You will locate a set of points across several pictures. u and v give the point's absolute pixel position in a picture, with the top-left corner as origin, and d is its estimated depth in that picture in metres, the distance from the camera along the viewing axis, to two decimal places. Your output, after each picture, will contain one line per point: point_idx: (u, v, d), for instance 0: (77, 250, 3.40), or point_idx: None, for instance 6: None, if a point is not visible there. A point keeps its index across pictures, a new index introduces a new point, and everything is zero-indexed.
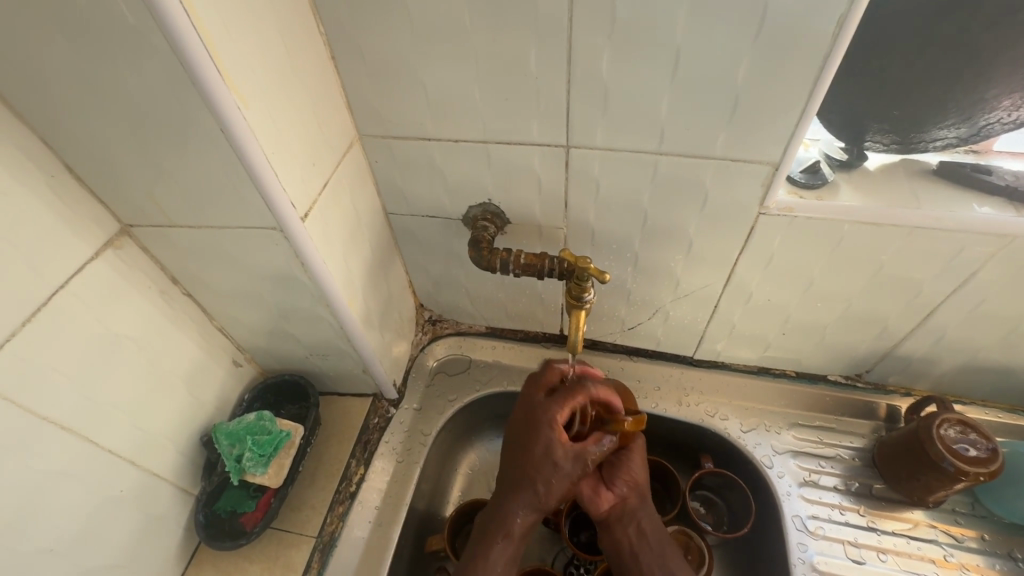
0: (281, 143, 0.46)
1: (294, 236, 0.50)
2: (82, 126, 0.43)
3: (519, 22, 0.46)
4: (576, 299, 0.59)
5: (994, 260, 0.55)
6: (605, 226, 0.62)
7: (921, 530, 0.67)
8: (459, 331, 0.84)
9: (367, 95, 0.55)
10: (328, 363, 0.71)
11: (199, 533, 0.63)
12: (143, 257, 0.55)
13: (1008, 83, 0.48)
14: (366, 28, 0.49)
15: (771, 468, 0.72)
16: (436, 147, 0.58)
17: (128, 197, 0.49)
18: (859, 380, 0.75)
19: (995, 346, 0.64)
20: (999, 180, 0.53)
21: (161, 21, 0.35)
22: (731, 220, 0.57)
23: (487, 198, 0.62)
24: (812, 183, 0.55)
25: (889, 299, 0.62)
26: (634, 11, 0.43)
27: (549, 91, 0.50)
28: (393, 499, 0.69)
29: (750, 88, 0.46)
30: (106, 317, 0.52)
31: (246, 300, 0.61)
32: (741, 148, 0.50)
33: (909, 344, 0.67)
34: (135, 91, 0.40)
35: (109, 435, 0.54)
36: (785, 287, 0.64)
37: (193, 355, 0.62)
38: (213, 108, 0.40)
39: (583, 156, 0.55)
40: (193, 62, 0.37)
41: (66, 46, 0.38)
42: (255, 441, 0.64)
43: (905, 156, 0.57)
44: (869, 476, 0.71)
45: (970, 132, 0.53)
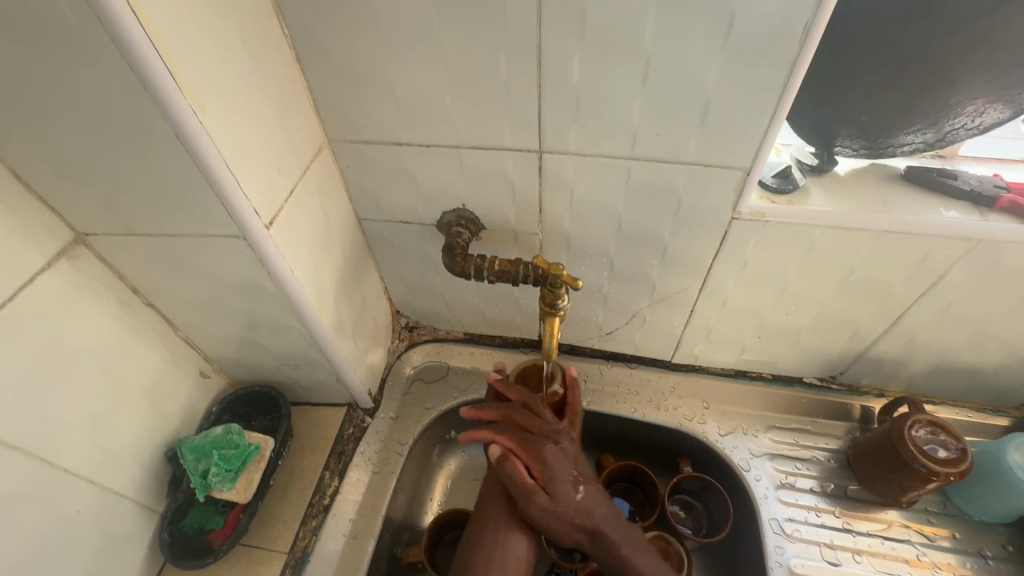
0: (242, 148, 0.45)
1: (259, 244, 0.49)
2: (29, 132, 0.41)
3: (489, 25, 0.45)
4: (550, 305, 0.59)
5: (961, 263, 0.55)
6: (580, 232, 0.62)
7: (894, 530, 0.68)
8: (436, 338, 0.83)
9: (335, 99, 0.53)
10: (300, 373, 0.69)
11: (164, 552, 0.60)
12: (100, 267, 0.53)
13: (971, 90, 0.49)
14: (332, 30, 0.48)
15: (748, 471, 0.72)
16: (408, 152, 0.57)
17: (80, 204, 0.47)
18: (833, 382, 0.76)
19: (963, 347, 0.65)
20: (963, 184, 0.54)
21: (107, 22, 0.34)
22: (705, 225, 0.57)
23: (461, 204, 0.61)
24: (784, 188, 0.55)
25: (861, 302, 0.62)
26: (604, 16, 0.42)
27: (521, 96, 0.49)
28: (368, 511, 0.67)
29: (720, 94, 0.46)
30: (61, 330, 0.50)
31: (212, 310, 0.59)
32: (715, 153, 0.50)
33: (880, 347, 0.68)
34: (85, 97, 0.38)
35: (65, 453, 0.52)
36: (759, 291, 0.64)
37: (157, 367, 0.60)
38: (167, 112, 0.38)
39: (556, 161, 0.54)
40: (143, 64, 0.36)
41: (9, 48, 0.36)
42: (221, 455, 0.61)
43: (873, 161, 0.58)
44: (844, 477, 0.72)
45: (936, 137, 0.54)
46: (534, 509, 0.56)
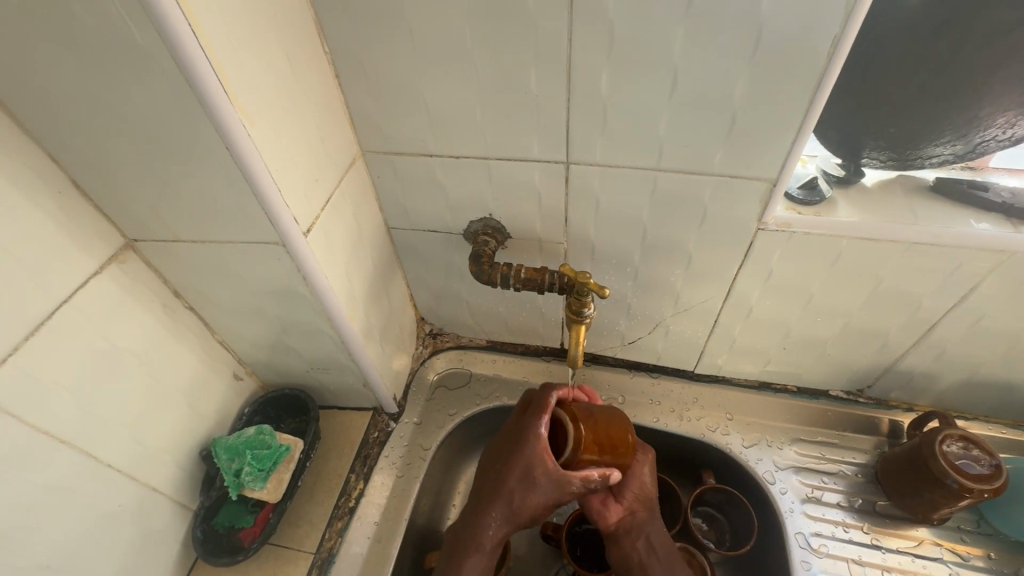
0: (284, 159, 0.47)
1: (296, 251, 0.51)
2: (91, 143, 0.44)
3: (520, 39, 0.46)
4: (576, 313, 0.59)
5: (994, 275, 0.55)
6: (604, 241, 0.62)
7: (925, 548, 0.66)
8: (459, 345, 0.85)
9: (371, 113, 0.56)
10: (328, 378, 0.71)
11: (197, 549, 0.61)
12: (146, 271, 0.55)
13: (1002, 103, 0.49)
14: (369, 43, 0.50)
15: (773, 484, 0.71)
16: (438, 163, 0.59)
17: (131, 211, 0.49)
18: (860, 396, 0.75)
19: (996, 361, 0.64)
20: (995, 196, 0.54)
21: (168, 41, 0.36)
22: (730, 236, 0.58)
23: (487, 213, 0.63)
24: (811, 200, 0.56)
25: (889, 314, 0.62)
26: (634, 31, 0.44)
27: (550, 108, 0.51)
28: (392, 516, 0.68)
29: (748, 105, 0.47)
30: (109, 331, 0.52)
31: (249, 314, 0.61)
32: (741, 164, 0.51)
33: (910, 359, 0.67)
34: (143, 111, 0.41)
35: (110, 450, 0.53)
36: (785, 302, 0.64)
37: (194, 369, 0.62)
38: (218, 124, 0.40)
39: (582, 172, 0.56)
40: (199, 79, 0.38)
41: (77, 65, 0.39)
42: (255, 455, 0.63)
43: (901, 173, 0.58)
44: (873, 493, 0.70)
45: (966, 149, 0.54)
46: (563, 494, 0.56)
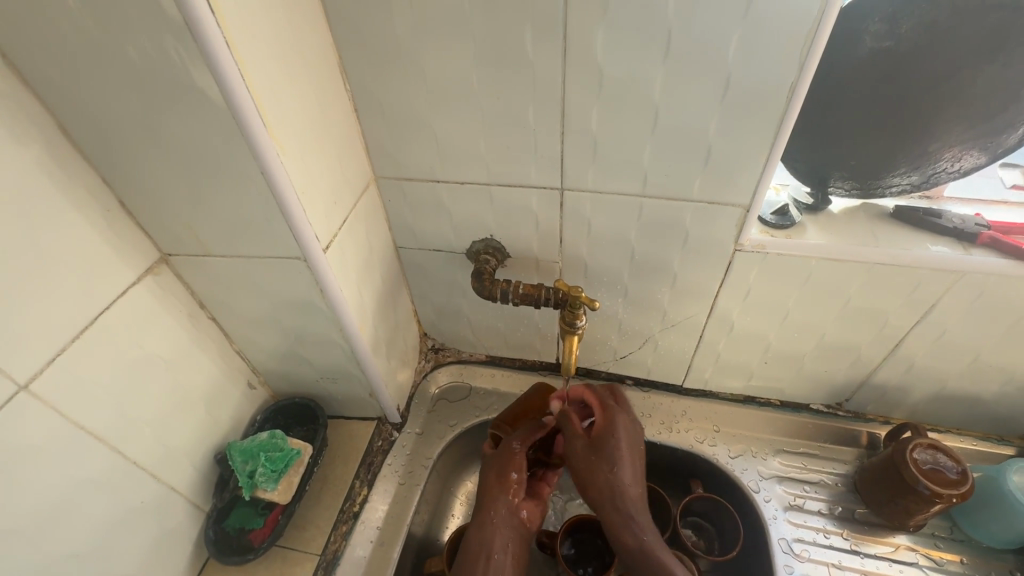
0: (309, 183, 0.52)
1: (317, 266, 0.56)
2: (140, 167, 0.49)
3: (520, 81, 0.53)
4: (569, 325, 0.64)
5: (950, 293, 0.60)
6: (595, 260, 0.68)
7: (901, 553, 0.70)
8: (460, 359, 0.90)
9: (385, 143, 0.62)
10: (337, 387, 0.75)
11: (209, 549, 0.65)
12: (177, 283, 0.60)
13: (947, 139, 0.55)
14: (387, 82, 0.56)
15: (758, 493, 0.75)
16: (444, 188, 0.65)
17: (168, 227, 0.55)
18: (839, 409, 0.80)
19: (961, 374, 0.69)
20: (948, 222, 0.59)
21: (219, 83, 0.42)
22: (711, 256, 0.63)
23: (489, 234, 0.69)
24: (783, 224, 0.61)
25: (860, 330, 0.67)
26: (619, 76, 0.50)
27: (547, 140, 0.57)
28: (394, 521, 0.71)
29: (721, 139, 0.53)
30: (142, 337, 0.56)
31: (267, 325, 0.65)
32: (717, 191, 0.57)
33: (882, 373, 0.72)
34: (189, 141, 0.47)
35: (137, 448, 0.57)
36: (763, 318, 0.69)
37: (213, 376, 0.66)
38: (256, 153, 0.46)
39: (575, 197, 0.61)
40: (244, 115, 0.44)
41: (136, 100, 0.44)
42: (267, 457, 0.66)
43: (865, 201, 0.64)
44: (852, 501, 0.74)
45: (920, 179, 0.60)
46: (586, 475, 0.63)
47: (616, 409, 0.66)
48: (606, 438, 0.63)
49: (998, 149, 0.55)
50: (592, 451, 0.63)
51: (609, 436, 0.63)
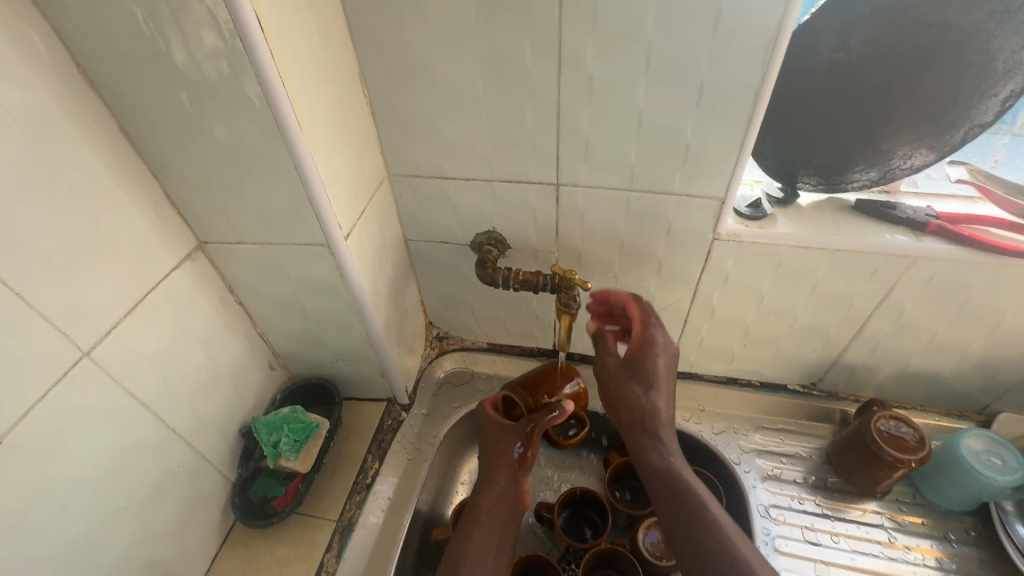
0: (333, 177, 0.59)
1: (338, 251, 0.62)
2: (185, 163, 0.56)
3: (520, 87, 0.60)
4: (565, 305, 0.71)
5: (906, 276, 0.67)
6: (588, 250, 0.75)
7: (868, 516, 0.76)
8: (463, 347, 0.96)
9: (398, 143, 0.69)
10: (351, 369, 0.81)
11: (236, 513, 0.71)
12: (210, 268, 0.66)
13: (898, 139, 0.62)
14: (402, 89, 0.63)
15: (738, 465, 0.81)
16: (451, 184, 0.71)
17: (206, 217, 0.61)
18: (814, 388, 0.86)
19: (921, 353, 0.76)
20: (902, 213, 0.66)
21: (263, 88, 0.48)
22: (693, 244, 0.70)
23: (491, 226, 0.75)
24: (755, 216, 0.68)
25: (828, 312, 0.74)
26: (607, 84, 0.57)
27: (544, 139, 0.64)
28: (404, 491, 0.78)
29: (698, 139, 0.60)
30: (181, 316, 0.62)
31: (290, 309, 0.72)
32: (695, 185, 0.64)
33: (851, 353, 0.79)
34: (231, 140, 0.53)
35: (174, 416, 0.63)
36: (741, 302, 0.76)
37: (240, 355, 0.72)
38: (291, 149, 0.53)
39: (570, 191, 0.68)
40: (282, 116, 0.50)
41: (187, 103, 0.51)
42: (290, 428, 0.73)
43: (830, 195, 0.71)
44: (825, 471, 0.80)
45: (879, 174, 0.66)
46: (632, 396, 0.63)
47: (654, 328, 0.64)
48: (641, 359, 0.63)
49: (945, 147, 0.62)
50: (627, 370, 0.64)
51: (643, 358, 0.63)
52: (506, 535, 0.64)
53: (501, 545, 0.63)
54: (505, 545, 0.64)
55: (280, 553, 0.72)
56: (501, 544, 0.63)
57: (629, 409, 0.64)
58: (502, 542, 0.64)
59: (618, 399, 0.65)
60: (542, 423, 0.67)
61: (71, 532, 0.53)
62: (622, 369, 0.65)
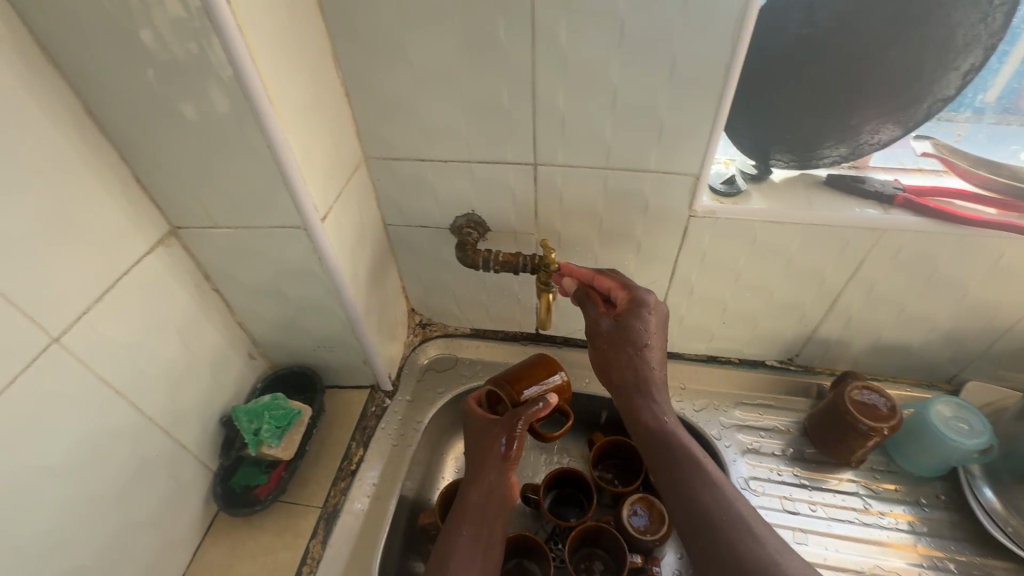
0: (308, 158, 0.58)
1: (315, 233, 0.62)
2: (154, 144, 0.55)
3: (495, 66, 0.60)
4: (544, 284, 0.73)
5: (875, 249, 0.69)
6: (567, 230, 0.75)
7: (843, 485, 0.78)
8: (446, 333, 0.96)
9: (374, 126, 0.68)
10: (333, 356, 0.81)
11: (218, 501, 0.70)
12: (184, 255, 0.65)
13: (866, 113, 0.64)
14: (376, 69, 0.62)
15: (719, 440, 0.83)
16: (429, 167, 0.71)
17: (178, 200, 0.60)
18: (791, 363, 0.88)
19: (892, 325, 0.78)
20: (871, 187, 0.68)
21: (232, 65, 0.48)
22: (669, 222, 0.71)
23: (471, 209, 0.75)
24: (730, 193, 0.70)
25: (802, 287, 0.76)
26: (581, 61, 0.58)
27: (520, 119, 0.64)
28: (390, 476, 0.78)
29: (671, 116, 0.60)
30: (155, 303, 0.61)
31: (269, 295, 0.71)
32: (671, 162, 0.65)
33: (825, 327, 0.81)
34: (201, 119, 0.52)
35: (150, 404, 0.62)
36: (718, 280, 0.77)
37: (218, 344, 0.72)
38: (264, 129, 0.52)
39: (547, 171, 0.69)
40: (254, 94, 0.50)
41: (153, 82, 0.50)
42: (272, 415, 0.72)
43: (802, 172, 0.72)
44: (802, 443, 0.82)
45: (849, 150, 0.68)
46: (625, 358, 0.65)
47: (643, 291, 0.65)
48: (632, 322, 0.64)
49: (910, 122, 0.64)
50: (619, 334, 0.65)
51: (630, 319, 0.64)
52: (491, 532, 0.63)
53: (484, 544, 0.62)
54: (489, 544, 0.62)
55: (265, 541, 0.71)
56: (485, 544, 0.62)
57: (622, 371, 0.65)
58: (487, 538, 0.63)
59: (612, 361, 0.66)
60: (526, 416, 0.66)
61: (46, 522, 0.52)
62: (613, 333, 0.66)
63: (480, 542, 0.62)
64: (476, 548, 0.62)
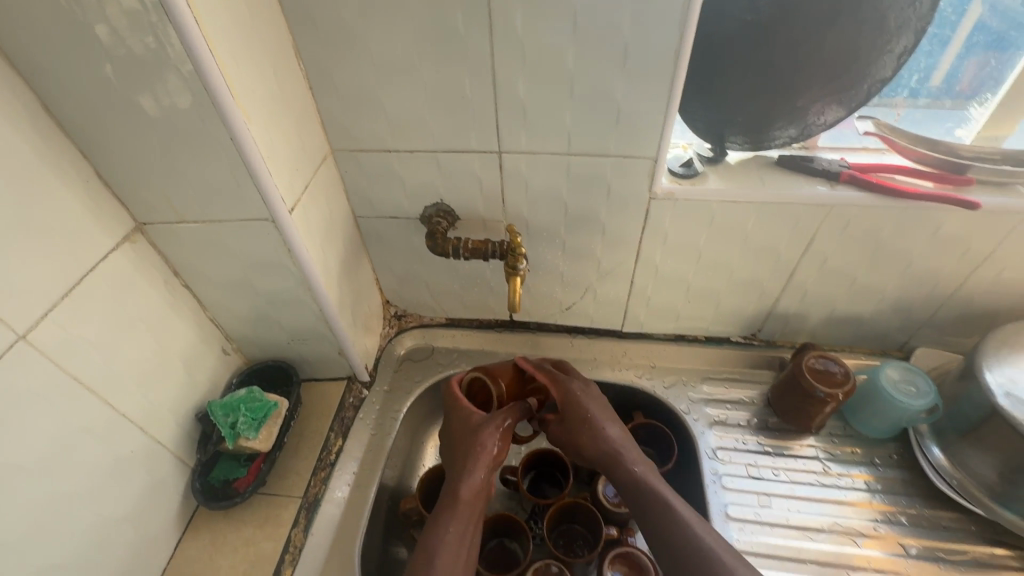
0: (273, 150, 0.59)
1: (283, 225, 0.62)
2: (115, 140, 0.55)
3: (455, 56, 0.61)
4: (513, 267, 0.74)
5: (825, 225, 0.73)
6: (534, 217, 0.77)
7: (804, 450, 0.83)
8: (422, 324, 0.97)
9: (339, 118, 0.69)
10: (309, 349, 0.82)
11: (198, 497, 0.71)
12: (152, 251, 0.65)
13: (811, 95, 0.67)
14: (338, 61, 0.63)
15: (688, 414, 0.86)
16: (396, 157, 0.72)
17: (143, 196, 0.60)
18: (755, 338, 0.92)
19: (844, 297, 0.82)
20: (820, 165, 0.72)
21: (191, 59, 0.48)
22: (631, 205, 0.74)
23: (439, 198, 0.77)
24: (688, 174, 0.73)
25: (759, 264, 0.79)
26: (538, 50, 0.60)
27: (483, 108, 0.66)
28: (369, 464, 0.79)
29: (627, 101, 0.63)
30: (124, 299, 0.62)
31: (241, 290, 0.71)
32: (629, 147, 0.67)
33: (784, 302, 0.85)
34: (162, 113, 0.53)
35: (123, 401, 0.62)
36: (681, 260, 0.80)
37: (191, 339, 0.72)
38: (226, 121, 0.53)
39: (511, 159, 0.70)
40: (214, 87, 0.50)
41: (111, 77, 0.50)
42: (248, 408, 0.73)
43: (756, 153, 0.76)
44: (766, 413, 0.86)
45: (798, 131, 0.71)
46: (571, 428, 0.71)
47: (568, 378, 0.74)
48: (567, 404, 0.71)
49: (852, 102, 0.67)
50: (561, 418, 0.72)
51: (564, 399, 0.72)
52: (475, 525, 0.65)
53: (468, 538, 0.64)
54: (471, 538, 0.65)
55: (246, 533, 0.72)
56: (470, 534, 0.64)
57: (583, 449, 0.70)
58: (470, 533, 0.65)
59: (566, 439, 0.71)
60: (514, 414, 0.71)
61: (21, 519, 0.52)
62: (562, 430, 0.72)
63: (465, 533, 0.64)
64: (460, 536, 0.63)
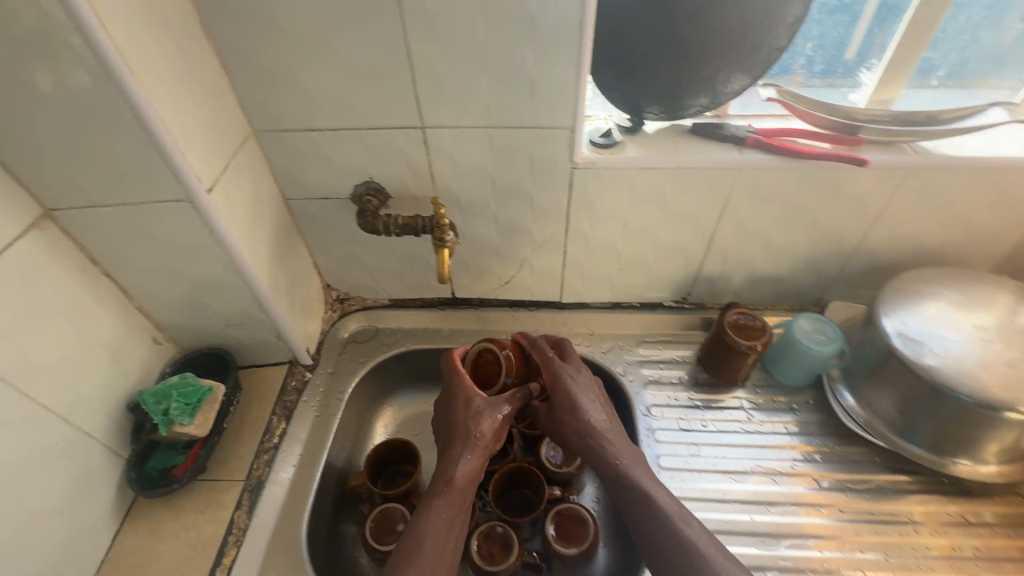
0: (185, 129, 0.59)
1: (202, 206, 0.62)
2: (11, 122, 0.53)
3: (368, 31, 0.62)
4: (440, 239, 0.76)
5: (736, 188, 0.77)
6: (463, 191, 0.79)
7: (729, 401, 0.88)
8: (365, 306, 0.97)
9: (257, 97, 0.68)
10: (245, 334, 0.81)
11: (132, 486, 0.70)
12: (64, 239, 0.64)
13: (717, 63, 0.70)
14: (249, 39, 0.63)
15: (624, 375, 0.90)
16: (320, 136, 0.72)
17: (49, 181, 0.59)
18: (685, 302, 0.97)
19: (762, 257, 0.88)
20: (729, 131, 0.76)
21: (82, 34, 0.47)
22: (556, 175, 0.76)
23: (369, 176, 0.77)
24: (609, 144, 0.76)
25: (681, 229, 0.83)
26: (448, 23, 0.61)
27: (401, 83, 0.67)
28: (313, 444, 0.79)
29: (539, 72, 0.65)
30: (36, 287, 0.60)
31: (165, 276, 0.70)
32: (547, 118, 0.69)
33: (708, 265, 0.89)
34: (59, 92, 0.51)
35: (43, 392, 0.61)
36: (609, 228, 0.84)
37: (116, 329, 0.70)
38: (128, 99, 0.52)
39: (435, 134, 0.72)
40: (111, 63, 0.49)
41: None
42: (180, 393, 0.72)
43: (672, 122, 0.80)
44: (695, 369, 0.91)
45: (710, 99, 0.75)
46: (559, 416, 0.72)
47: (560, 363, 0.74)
48: (560, 393, 0.72)
49: (753, 69, 0.71)
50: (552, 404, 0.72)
51: (558, 386, 0.72)
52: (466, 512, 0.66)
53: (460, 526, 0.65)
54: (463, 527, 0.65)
55: (187, 519, 0.72)
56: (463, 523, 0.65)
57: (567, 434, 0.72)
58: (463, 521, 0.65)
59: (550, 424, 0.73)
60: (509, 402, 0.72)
61: None
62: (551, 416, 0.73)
63: (457, 522, 0.64)
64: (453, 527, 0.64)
